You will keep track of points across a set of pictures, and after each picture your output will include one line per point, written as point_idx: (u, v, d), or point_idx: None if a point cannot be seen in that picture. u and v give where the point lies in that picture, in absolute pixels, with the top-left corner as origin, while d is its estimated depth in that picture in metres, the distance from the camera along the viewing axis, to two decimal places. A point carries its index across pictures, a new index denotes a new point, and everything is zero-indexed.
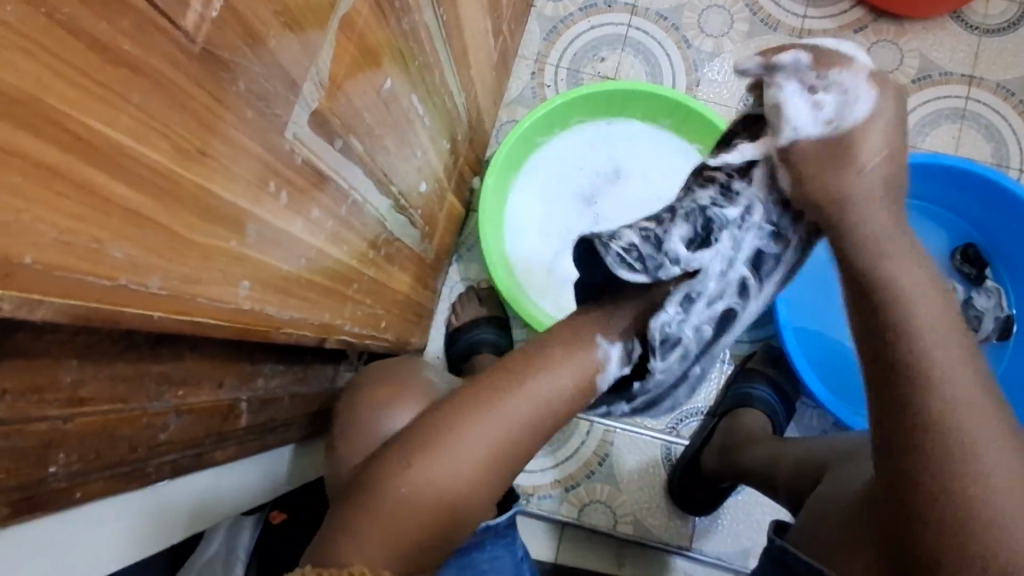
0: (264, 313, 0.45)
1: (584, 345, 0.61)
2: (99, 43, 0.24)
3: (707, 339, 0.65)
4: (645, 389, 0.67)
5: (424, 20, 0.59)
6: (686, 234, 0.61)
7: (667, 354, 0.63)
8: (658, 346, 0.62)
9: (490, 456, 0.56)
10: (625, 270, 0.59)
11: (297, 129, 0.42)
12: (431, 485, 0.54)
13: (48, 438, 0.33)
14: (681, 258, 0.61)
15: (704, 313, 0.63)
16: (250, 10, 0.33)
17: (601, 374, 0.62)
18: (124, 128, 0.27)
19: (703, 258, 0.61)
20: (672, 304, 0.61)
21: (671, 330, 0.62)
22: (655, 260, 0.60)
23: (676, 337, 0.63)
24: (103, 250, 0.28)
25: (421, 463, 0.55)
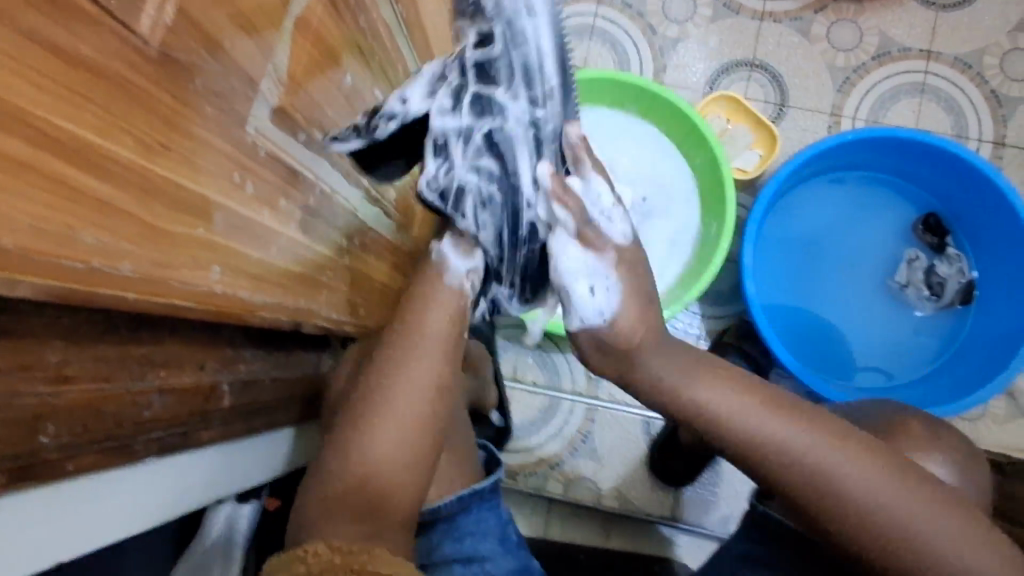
0: (237, 298, 0.48)
1: (443, 279, 0.68)
2: (59, 49, 0.28)
3: (550, 219, 0.64)
4: (455, 212, 0.65)
5: (382, 17, 0.62)
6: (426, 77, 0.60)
7: (460, 207, 0.64)
8: (439, 202, 0.63)
9: (428, 414, 0.63)
10: (428, 160, 0.61)
11: (258, 124, 0.46)
12: (371, 459, 0.61)
13: (38, 412, 0.36)
14: (396, 113, 0.61)
15: (434, 176, 0.61)
16: (201, 14, 0.36)
17: (447, 271, 0.68)
18: (88, 125, 0.30)
19: (470, 124, 0.60)
20: (433, 158, 0.61)
21: (441, 183, 0.62)
22: (370, 123, 0.61)
23: (454, 189, 0.62)
24: (76, 236, 0.31)
25: (373, 428, 0.61)
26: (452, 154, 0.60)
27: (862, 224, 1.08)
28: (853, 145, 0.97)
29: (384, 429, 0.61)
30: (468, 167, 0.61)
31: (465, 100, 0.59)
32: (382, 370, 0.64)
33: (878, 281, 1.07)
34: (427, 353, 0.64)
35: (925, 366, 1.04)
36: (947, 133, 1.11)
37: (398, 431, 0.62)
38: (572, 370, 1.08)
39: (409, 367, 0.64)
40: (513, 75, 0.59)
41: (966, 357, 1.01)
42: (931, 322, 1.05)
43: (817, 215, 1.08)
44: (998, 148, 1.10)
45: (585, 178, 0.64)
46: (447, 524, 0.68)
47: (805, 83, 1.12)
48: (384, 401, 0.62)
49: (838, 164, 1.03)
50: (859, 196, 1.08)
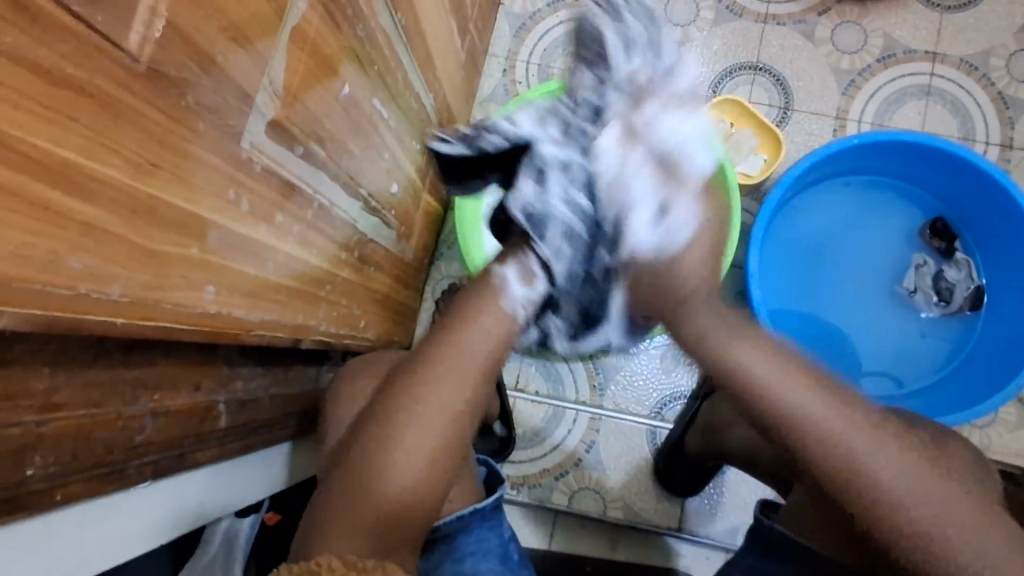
0: (232, 317, 0.47)
1: (493, 292, 0.66)
2: (41, 68, 0.26)
3: (587, 210, 0.70)
4: (556, 281, 0.72)
5: (380, 25, 0.61)
6: (549, 130, 0.70)
7: (542, 232, 0.70)
8: (526, 223, 0.70)
9: (444, 433, 0.59)
10: (525, 182, 0.70)
11: (253, 138, 0.44)
12: (394, 477, 0.57)
13: (24, 442, 0.35)
14: (509, 133, 0.70)
15: (580, 227, 0.70)
16: (192, 27, 0.34)
17: (506, 291, 0.66)
18: (73, 146, 0.29)
19: (573, 157, 0.69)
20: (526, 180, 0.70)
21: (533, 206, 0.70)
22: (477, 137, 0.71)
23: (541, 216, 0.70)
24: (62, 261, 0.30)
25: (383, 452, 0.57)
26: (599, 247, 0.70)
27: (869, 229, 1.07)
28: (858, 150, 0.96)
29: (403, 454, 0.57)
30: (562, 199, 0.69)
31: (571, 133, 0.69)
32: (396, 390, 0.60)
33: (885, 287, 1.06)
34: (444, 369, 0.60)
35: (935, 373, 1.03)
36: (953, 136, 1.10)
37: (410, 456, 0.57)
38: (576, 379, 1.06)
39: (426, 383, 0.59)
40: (589, 115, 0.69)
41: (975, 362, 0.99)
42: (940, 327, 1.03)
43: (822, 221, 1.06)
44: (1005, 151, 1.09)
45: (649, 200, 0.67)
46: (451, 544, 0.66)
47: (809, 87, 1.11)
48: (397, 422, 0.58)
49: (843, 168, 1.02)
50: (864, 200, 1.07)
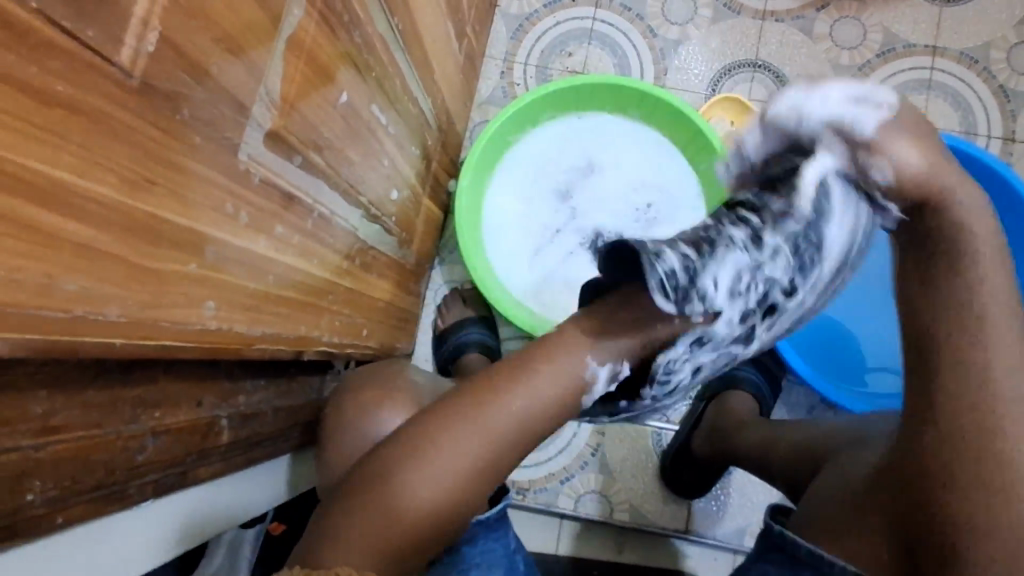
0: (233, 332, 0.46)
1: (575, 368, 0.57)
2: (31, 86, 0.25)
3: (750, 324, 0.60)
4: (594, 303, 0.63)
5: (377, 31, 0.60)
6: (740, 233, 0.57)
7: (710, 349, 0.60)
8: (669, 297, 0.55)
9: (479, 473, 0.56)
10: (669, 252, 0.55)
11: (251, 150, 0.43)
12: (417, 503, 0.55)
13: (22, 467, 0.34)
14: (713, 239, 0.57)
15: (730, 283, 0.57)
16: (186, 39, 0.34)
17: (586, 393, 0.58)
18: (67, 166, 0.28)
19: (773, 240, 0.57)
20: (682, 250, 0.56)
21: (680, 279, 0.55)
22: None
23: (688, 288, 0.55)
24: (56, 283, 0.29)
25: (416, 473, 0.55)
26: (695, 249, 0.56)
27: None
28: None
29: (440, 475, 0.55)
30: (715, 282, 0.56)
31: (741, 228, 0.57)
32: (432, 424, 0.57)
33: None
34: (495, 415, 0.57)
35: None
36: (955, 130, 1.09)
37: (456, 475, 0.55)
38: None
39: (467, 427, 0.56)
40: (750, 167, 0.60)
41: None
42: None
43: None
44: (1008, 145, 1.08)
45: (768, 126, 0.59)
46: (451, 556, 0.65)
47: None
48: (432, 448, 0.55)
49: None
50: None
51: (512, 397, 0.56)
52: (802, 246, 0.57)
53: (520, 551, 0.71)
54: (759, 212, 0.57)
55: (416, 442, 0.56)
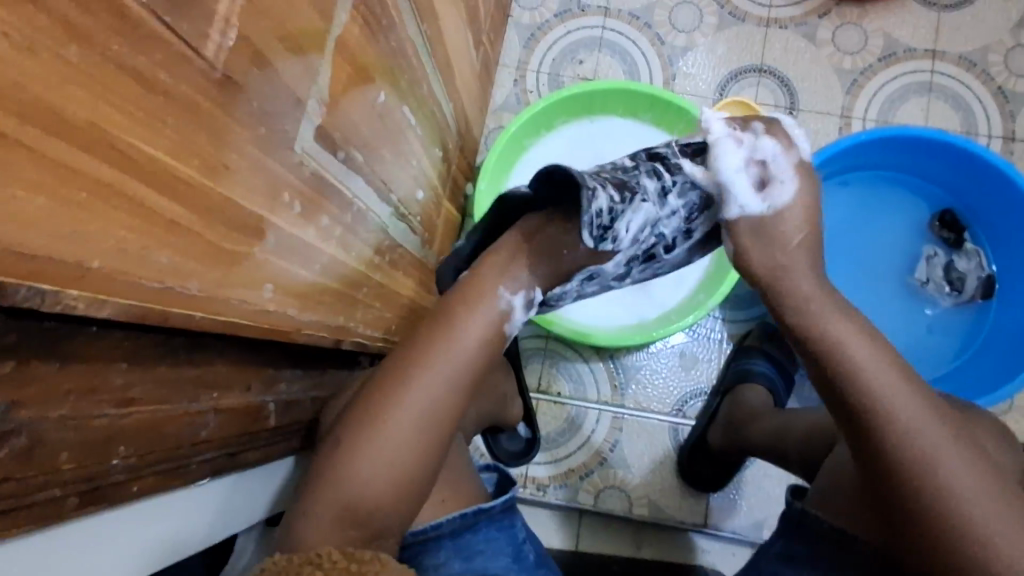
0: (285, 316, 0.48)
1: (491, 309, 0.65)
2: (138, 73, 0.28)
3: (621, 272, 0.71)
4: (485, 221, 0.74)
5: (408, 36, 0.63)
6: (652, 186, 0.64)
7: (590, 283, 0.72)
8: (593, 226, 0.62)
9: (445, 408, 0.61)
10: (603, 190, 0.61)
11: (303, 143, 0.46)
12: (398, 439, 0.59)
13: (107, 433, 0.36)
14: (619, 233, 0.64)
15: (636, 231, 0.65)
16: (258, 38, 0.37)
17: (506, 322, 0.66)
18: (163, 148, 0.31)
19: (675, 203, 0.65)
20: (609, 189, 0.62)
21: (605, 215, 0.62)
22: (610, 232, 0.63)
23: (608, 226, 0.63)
24: (150, 256, 0.32)
25: (389, 421, 0.59)
26: (608, 185, 0.62)
27: (880, 227, 1.09)
28: (867, 146, 0.99)
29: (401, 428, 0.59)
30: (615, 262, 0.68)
31: (661, 205, 0.65)
32: (393, 382, 0.61)
33: (897, 280, 1.07)
34: (436, 364, 0.62)
35: (953, 361, 1.04)
36: (956, 130, 1.13)
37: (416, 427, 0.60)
38: (597, 379, 1.08)
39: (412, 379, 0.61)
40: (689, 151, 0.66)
41: (987, 351, 1.01)
42: (955, 317, 1.05)
43: (829, 217, 1.08)
44: (1008, 143, 1.11)
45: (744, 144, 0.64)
46: (453, 541, 0.67)
47: (813, 87, 1.14)
48: (403, 390, 0.60)
49: (850, 165, 1.04)
50: (873, 195, 1.09)
51: (455, 340, 0.63)
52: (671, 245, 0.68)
53: (533, 543, 0.72)
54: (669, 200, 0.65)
55: (385, 393, 0.61)
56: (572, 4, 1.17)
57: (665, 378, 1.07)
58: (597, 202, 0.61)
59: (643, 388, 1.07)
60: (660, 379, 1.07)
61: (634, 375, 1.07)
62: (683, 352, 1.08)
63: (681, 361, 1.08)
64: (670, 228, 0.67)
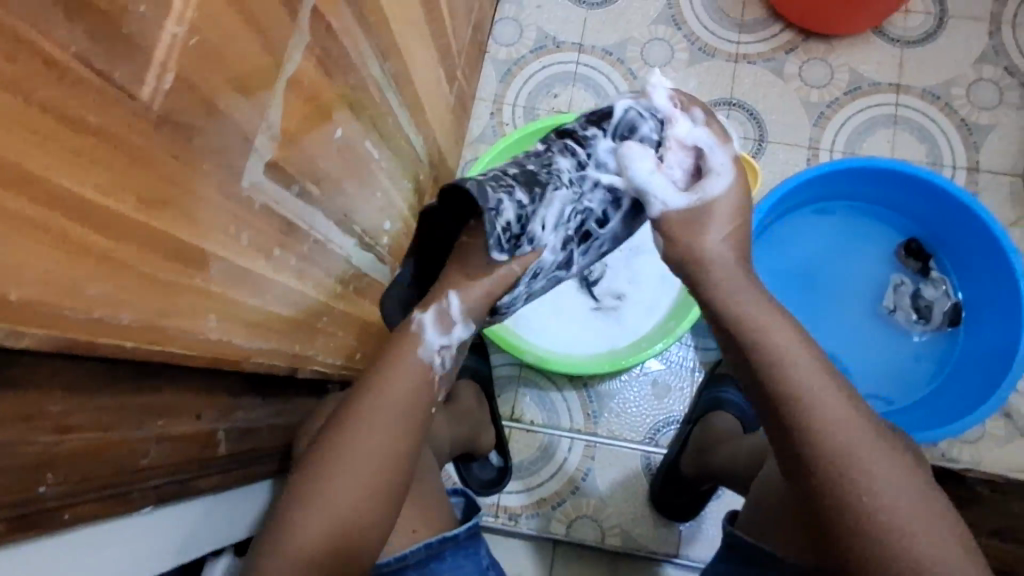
0: (232, 344, 0.49)
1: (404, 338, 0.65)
2: (67, 116, 0.30)
3: (565, 260, 0.71)
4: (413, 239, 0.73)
5: (371, 73, 0.66)
6: (567, 161, 0.69)
7: (537, 281, 0.71)
8: (501, 236, 0.63)
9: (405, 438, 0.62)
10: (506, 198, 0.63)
11: (253, 178, 0.48)
12: (361, 473, 0.59)
13: (39, 460, 0.37)
14: (534, 234, 0.66)
15: (555, 219, 0.67)
16: (201, 81, 0.39)
17: (418, 344, 0.64)
18: (93, 185, 0.32)
19: (592, 174, 0.68)
20: (516, 193, 0.63)
21: (510, 222, 0.63)
22: (520, 240, 0.65)
23: (520, 231, 0.64)
24: (78, 288, 0.33)
25: (348, 455, 0.59)
26: (521, 181, 0.65)
27: (849, 255, 1.10)
28: (831, 176, 1.01)
29: (341, 481, 0.59)
30: (550, 249, 0.68)
31: (578, 176, 0.68)
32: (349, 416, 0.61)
33: (866, 307, 1.09)
34: (389, 395, 0.62)
35: (922, 389, 1.05)
36: (923, 161, 1.15)
37: (357, 480, 0.59)
38: (570, 407, 1.08)
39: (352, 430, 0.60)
40: (597, 121, 0.70)
41: (959, 378, 1.01)
42: (923, 345, 1.06)
43: (799, 245, 1.10)
44: (973, 174, 1.14)
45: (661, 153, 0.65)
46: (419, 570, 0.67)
47: (782, 119, 1.17)
48: (358, 424, 0.60)
49: (817, 195, 1.06)
50: (841, 225, 1.11)
51: (403, 373, 0.63)
52: (602, 215, 0.69)
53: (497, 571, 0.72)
54: (585, 172, 0.68)
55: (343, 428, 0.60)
56: (548, 40, 1.21)
57: (638, 406, 1.08)
58: (515, 197, 0.64)
59: (616, 416, 1.07)
60: (633, 407, 1.08)
61: (607, 403, 1.08)
62: (655, 380, 1.08)
63: (653, 390, 1.08)
64: (593, 197, 0.69)
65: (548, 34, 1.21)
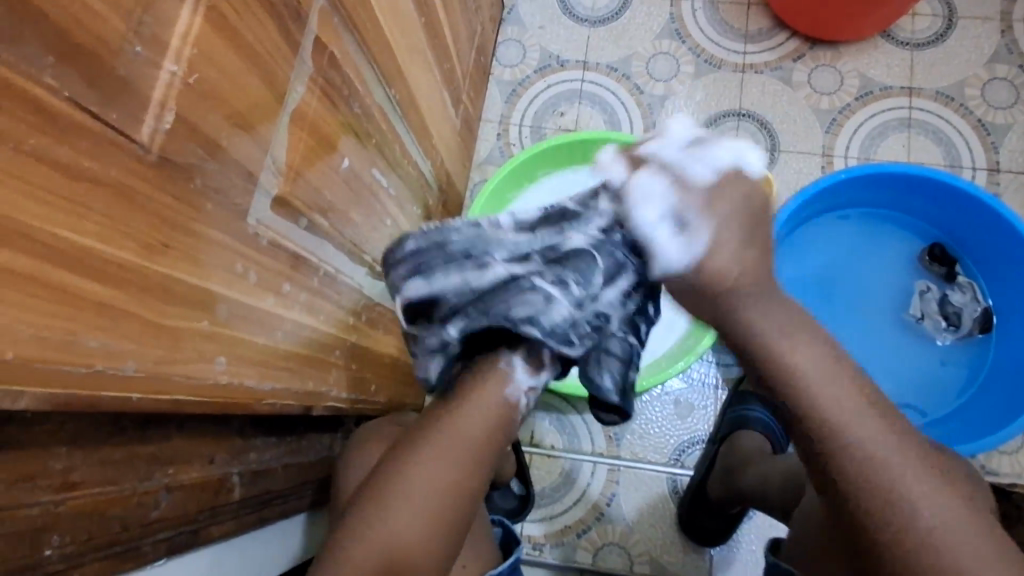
0: (243, 386, 0.48)
1: (493, 376, 0.60)
2: (62, 164, 0.29)
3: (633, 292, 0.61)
4: (490, 309, 0.57)
5: (375, 101, 0.65)
6: (570, 223, 0.61)
7: (623, 327, 0.62)
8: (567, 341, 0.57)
9: (462, 478, 0.58)
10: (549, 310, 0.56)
11: (259, 215, 0.47)
12: (412, 516, 0.56)
13: (41, 522, 0.35)
14: (596, 305, 0.59)
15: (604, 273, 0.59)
16: (200, 119, 0.37)
17: (507, 384, 0.60)
18: (91, 234, 0.31)
19: (602, 212, 0.61)
20: (549, 287, 0.57)
21: (558, 324, 0.57)
22: (585, 331, 0.58)
23: (577, 319, 0.58)
24: (79, 340, 0.31)
25: (403, 498, 0.56)
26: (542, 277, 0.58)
27: (870, 264, 1.07)
28: (847, 184, 0.99)
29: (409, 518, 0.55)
30: (616, 290, 0.59)
31: (587, 228, 0.61)
32: (406, 454, 0.58)
33: (892, 316, 1.05)
34: (449, 431, 0.58)
35: (956, 399, 1.01)
36: (940, 164, 1.12)
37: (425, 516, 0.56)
38: (591, 430, 1.05)
39: (422, 460, 0.57)
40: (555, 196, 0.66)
41: (993, 387, 0.97)
42: (954, 354, 1.02)
43: (819, 254, 1.07)
44: (993, 175, 1.11)
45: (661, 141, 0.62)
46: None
47: (793, 128, 1.15)
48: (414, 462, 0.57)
49: (834, 203, 1.04)
50: (860, 232, 1.08)
51: (469, 407, 0.59)
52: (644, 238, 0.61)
53: None
54: (593, 218, 0.61)
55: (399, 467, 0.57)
56: (552, 60, 1.21)
57: (662, 427, 1.05)
58: (613, 325, 0.61)
59: (639, 438, 1.04)
60: (656, 428, 1.05)
61: (629, 425, 1.05)
62: (678, 399, 1.05)
63: (677, 409, 1.05)
64: (620, 228, 0.60)
65: (551, 53, 1.21)
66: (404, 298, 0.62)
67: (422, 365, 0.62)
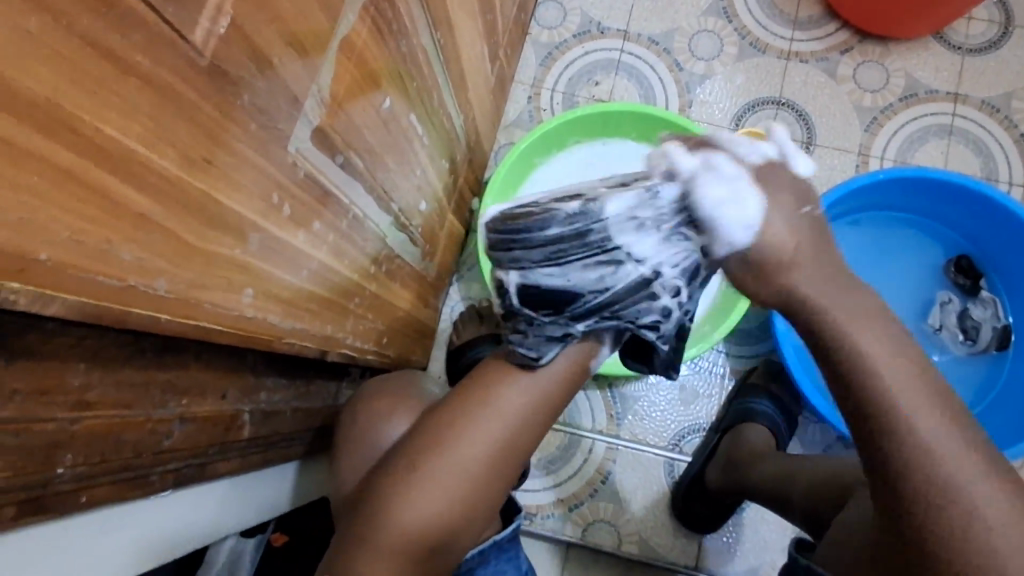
0: (266, 322, 0.46)
1: (585, 351, 0.61)
2: (113, 54, 0.26)
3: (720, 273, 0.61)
4: (623, 310, 0.57)
5: (421, 43, 0.61)
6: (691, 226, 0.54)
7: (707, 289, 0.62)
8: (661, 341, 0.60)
9: (498, 445, 0.60)
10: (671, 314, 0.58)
11: (299, 144, 0.44)
12: (445, 475, 0.58)
13: (55, 439, 0.34)
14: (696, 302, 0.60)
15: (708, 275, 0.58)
16: (255, 30, 0.35)
17: (595, 358, 0.63)
18: (136, 136, 0.29)
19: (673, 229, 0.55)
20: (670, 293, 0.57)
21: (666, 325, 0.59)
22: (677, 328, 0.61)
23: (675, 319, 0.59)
24: (113, 251, 0.30)
25: (441, 458, 0.58)
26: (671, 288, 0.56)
27: (892, 270, 1.06)
28: (883, 185, 0.95)
29: (434, 492, 0.58)
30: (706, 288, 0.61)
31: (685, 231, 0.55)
32: (448, 415, 0.61)
33: (909, 325, 1.04)
34: (493, 403, 0.60)
35: None
36: (977, 175, 1.10)
37: (452, 493, 0.58)
38: (593, 407, 1.04)
39: (464, 428, 0.59)
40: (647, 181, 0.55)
41: (1001, 407, 0.97)
42: (965, 368, 1.02)
43: (841, 255, 1.05)
44: None
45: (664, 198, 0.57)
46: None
47: (832, 123, 1.12)
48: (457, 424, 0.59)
49: (866, 204, 1.01)
50: (886, 236, 1.06)
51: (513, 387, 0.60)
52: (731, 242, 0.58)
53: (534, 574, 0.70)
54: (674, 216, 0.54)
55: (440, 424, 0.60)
56: (592, 25, 1.16)
57: (664, 411, 1.04)
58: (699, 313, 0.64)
59: (640, 420, 1.04)
60: (658, 412, 1.04)
61: (632, 405, 1.04)
62: (683, 386, 1.04)
63: (680, 395, 1.04)
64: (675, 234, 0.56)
65: (593, 19, 1.16)
66: (527, 281, 0.57)
67: (533, 346, 0.60)
